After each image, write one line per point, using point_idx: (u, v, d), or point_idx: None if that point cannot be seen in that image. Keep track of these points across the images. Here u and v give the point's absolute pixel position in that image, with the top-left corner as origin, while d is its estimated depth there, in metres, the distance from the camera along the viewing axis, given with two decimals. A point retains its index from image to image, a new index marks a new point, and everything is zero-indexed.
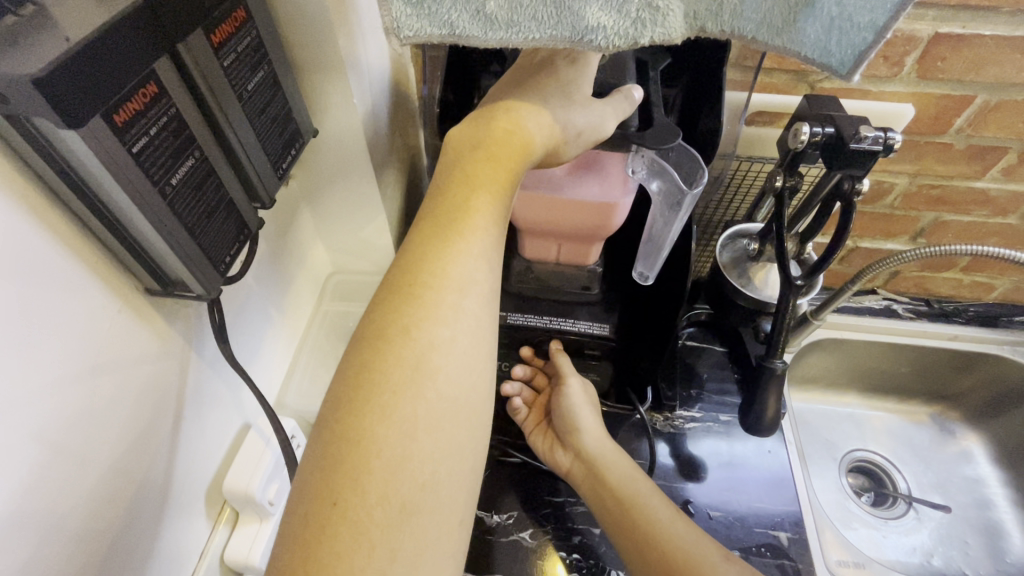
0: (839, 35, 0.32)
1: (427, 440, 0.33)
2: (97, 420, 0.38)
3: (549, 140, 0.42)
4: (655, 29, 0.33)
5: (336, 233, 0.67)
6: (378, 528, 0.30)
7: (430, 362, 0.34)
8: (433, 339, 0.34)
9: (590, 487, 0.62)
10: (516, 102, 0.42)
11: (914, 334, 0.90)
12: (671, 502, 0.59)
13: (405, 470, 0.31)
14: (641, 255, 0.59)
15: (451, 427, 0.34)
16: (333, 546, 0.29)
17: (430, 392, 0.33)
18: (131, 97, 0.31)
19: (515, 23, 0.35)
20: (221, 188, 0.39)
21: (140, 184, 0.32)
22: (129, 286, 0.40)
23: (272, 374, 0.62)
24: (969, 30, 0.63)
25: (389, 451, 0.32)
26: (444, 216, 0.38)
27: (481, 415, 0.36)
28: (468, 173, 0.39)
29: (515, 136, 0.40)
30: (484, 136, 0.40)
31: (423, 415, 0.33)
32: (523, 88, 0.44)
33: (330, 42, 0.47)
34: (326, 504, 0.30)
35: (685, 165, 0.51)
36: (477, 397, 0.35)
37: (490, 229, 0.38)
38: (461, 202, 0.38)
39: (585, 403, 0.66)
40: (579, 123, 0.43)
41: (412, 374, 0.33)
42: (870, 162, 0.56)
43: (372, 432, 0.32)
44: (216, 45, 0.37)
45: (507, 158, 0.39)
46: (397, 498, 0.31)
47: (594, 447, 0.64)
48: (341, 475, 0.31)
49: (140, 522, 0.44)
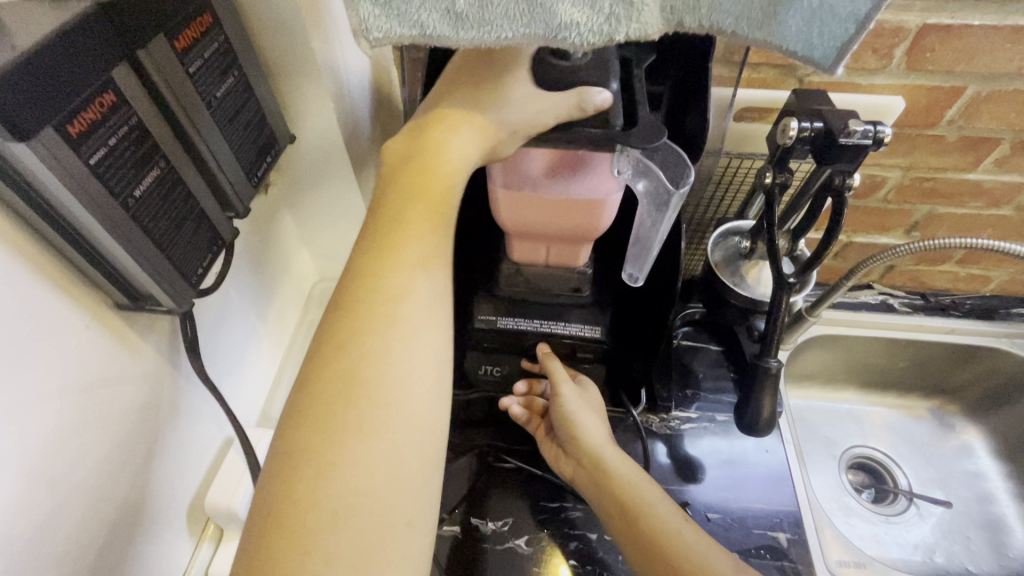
0: (821, 28, 0.32)
1: (359, 445, 0.33)
2: (70, 441, 0.37)
3: (485, 144, 0.42)
4: (630, 25, 0.33)
5: (320, 239, 0.67)
6: (311, 530, 0.31)
7: (361, 371, 0.35)
8: (364, 347, 0.35)
9: (593, 493, 0.61)
10: (450, 110, 0.43)
11: (911, 329, 0.89)
12: (678, 507, 0.58)
13: (336, 476, 0.32)
14: (630, 258, 0.57)
15: (386, 433, 0.34)
16: (272, 549, 0.31)
17: (361, 399, 0.34)
18: (86, 107, 0.29)
19: (487, 22, 0.34)
20: (191, 198, 0.38)
21: (101, 197, 0.31)
22: (98, 302, 0.39)
23: (257, 385, 0.61)
24: (958, 21, 0.62)
25: (320, 458, 0.33)
26: (382, 228, 0.39)
27: (426, 416, 0.35)
28: (411, 184, 0.40)
29: (442, 144, 0.41)
30: (423, 147, 0.41)
31: (353, 422, 0.33)
32: (461, 92, 0.43)
33: (303, 46, 0.45)
34: (266, 511, 0.32)
35: (672, 164, 0.50)
36: (419, 397, 0.35)
37: (432, 240, 0.39)
38: (395, 212, 0.39)
39: (584, 409, 0.64)
40: (513, 121, 0.42)
41: (343, 383, 0.34)
42: (860, 156, 0.55)
43: (306, 442, 0.33)
44: (180, 50, 0.36)
45: (439, 165, 0.41)
46: (331, 504, 0.32)
47: (597, 451, 0.62)
48: (281, 484, 0.33)
49: (120, 544, 0.43)
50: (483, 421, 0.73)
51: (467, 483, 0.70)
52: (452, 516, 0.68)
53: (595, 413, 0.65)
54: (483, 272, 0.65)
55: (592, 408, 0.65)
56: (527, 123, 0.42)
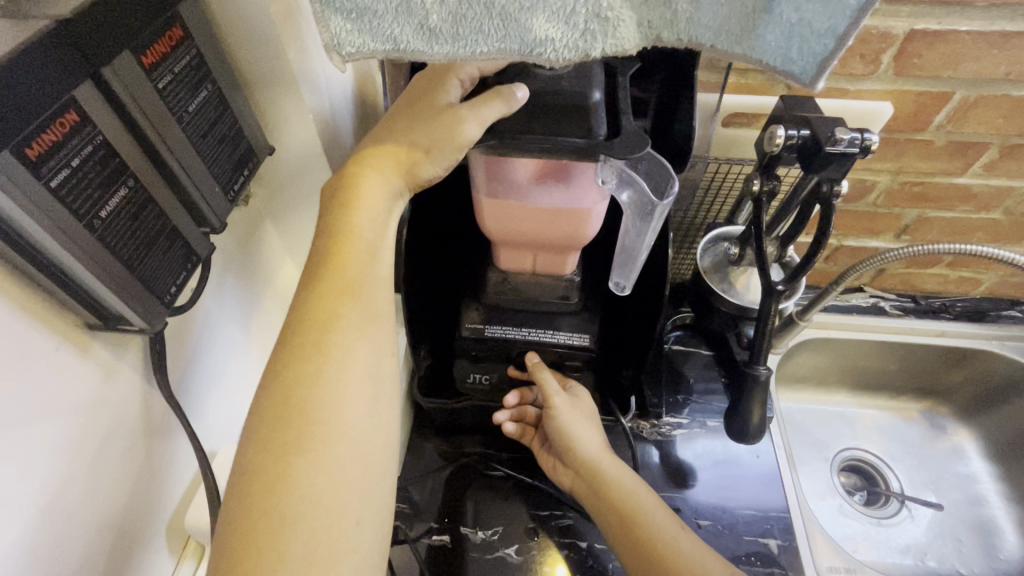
0: (800, 42, 0.31)
1: (300, 459, 0.37)
2: (42, 457, 0.37)
3: (399, 171, 0.45)
4: (607, 40, 0.32)
5: (304, 249, 0.66)
6: (263, 536, 0.35)
7: (297, 396, 0.38)
8: (298, 375, 0.39)
9: (592, 502, 0.61)
10: (368, 148, 0.46)
11: (901, 332, 0.88)
12: (677, 517, 0.58)
13: (283, 488, 0.36)
14: (617, 266, 0.56)
15: (323, 446, 0.38)
16: (231, 559, 0.35)
17: (299, 421, 0.38)
18: (46, 129, 0.30)
19: (462, 37, 0.33)
20: (161, 215, 0.39)
21: (64, 220, 0.32)
22: (69, 322, 0.38)
23: (238, 397, 0.60)
24: (945, 26, 0.62)
25: (267, 474, 0.36)
26: (317, 265, 0.43)
27: (364, 428, 0.39)
28: (335, 222, 0.44)
29: (358, 177, 0.44)
30: (350, 182, 0.44)
31: (293, 440, 0.37)
32: (390, 123, 0.46)
33: (278, 56, 0.45)
34: (225, 526, 0.36)
35: (656, 174, 0.49)
36: (355, 413, 0.39)
37: (363, 273, 0.43)
38: (325, 249, 0.43)
39: (579, 417, 0.64)
40: (423, 141, 0.44)
41: (284, 409, 0.38)
42: (848, 164, 0.55)
43: (254, 463, 0.37)
44: (148, 67, 0.36)
45: (357, 199, 0.44)
46: (277, 512, 0.36)
47: (595, 459, 0.62)
48: (236, 501, 0.36)
49: (96, 558, 0.43)
50: (472, 429, 0.73)
51: (456, 491, 0.70)
52: (441, 525, 0.67)
53: (590, 420, 0.65)
54: (471, 279, 0.64)
55: (587, 416, 0.65)
56: (436, 139, 0.43)
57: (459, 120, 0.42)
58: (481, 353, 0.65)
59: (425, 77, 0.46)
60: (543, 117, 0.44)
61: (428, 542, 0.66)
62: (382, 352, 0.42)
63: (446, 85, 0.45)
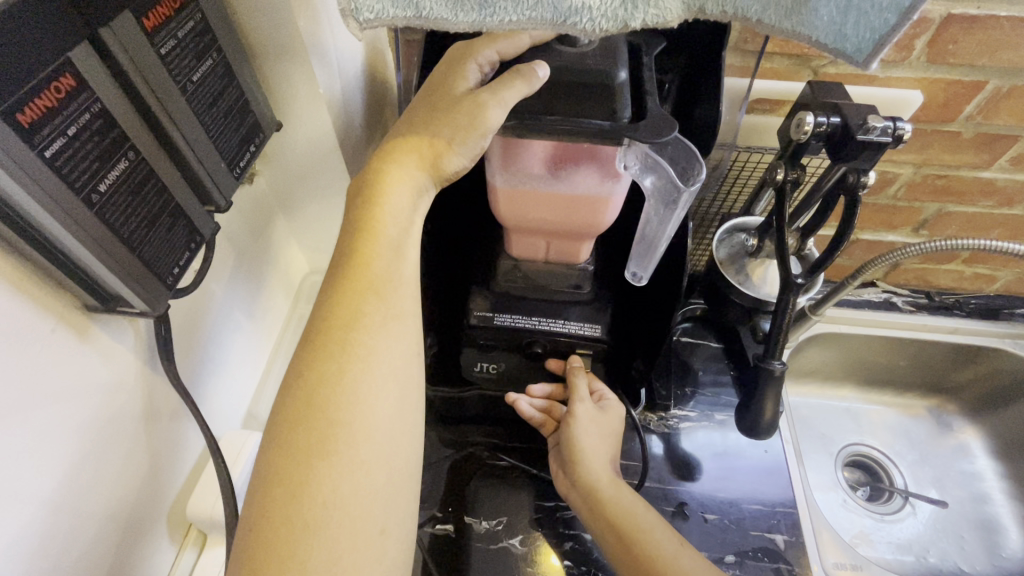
0: (857, 17, 0.30)
1: (324, 462, 0.35)
2: (42, 442, 0.36)
3: (423, 166, 0.43)
4: (648, 11, 0.31)
5: (311, 231, 0.64)
6: (285, 543, 0.34)
7: (320, 397, 0.37)
8: (319, 375, 0.37)
9: (589, 519, 0.56)
10: (391, 141, 0.44)
11: (914, 328, 0.86)
12: (675, 532, 0.54)
13: (304, 493, 0.35)
14: (635, 256, 0.54)
15: (347, 451, 0.36)
16: (249, 565, 0.33)
17: (322, 422, 0.36)
18: (40, 93, 0.28)
19: (489, 3, 0.31)
20: (164, 192, 0.37)
21: (62, 194, 0.30)
22: (65, 303, 0.37)
23: (240, 383, 0.59)
24: (983, 12, 0.59)
25: (290, 479, 0.35)
26: (340, 262, 0.41)
27: (388, 431, 0.38)
28: (355, 213, 0.42)
29: (382, 173, 0.42)
30: (370, 176, 0.42)
31: (315, 443, 0.36)
32: (412, 114, 0.44)
33: (290, 26, 0.42)
34: (244, 530, 0.35)
35: (682, 159, 0.46)
36: (381, 415, 0.38)
37: (387, 272, 0.41)
38: (348, 246, 0.41)
39: (596, 434, 0.60)
40: (446, 131, 0.42)
41: (306, 410, 0.37)
42: (878, 154, 0.52)
43: (275, 466, 0.35)
44: (149, 30, 0.34)
45: (381, 192, 0.42)
46: (301, 518, 0.34)
47: (597, 477, 0.57)
48: (257, 504, 0.35)
49: (98, 548, 0.42)
50: (477, 419, 0.70)
51: (459, 481, 0.68)
52: (444, 515, 0.66)
53: (607, 439, 0.60)
54: (482, 266, 0.62)
55: (603, 435, 0.60)
56: (460, 129, 0.41)
57: (480, 106, 0.40)
58: (487, 343, 0.61)
59: (443, 62, 0.44)
60: (564, 97, 0.41)
61: (430, 530, 0.64)
62: (408, 347, 0.40)
63: (464, 69, 0.42)
